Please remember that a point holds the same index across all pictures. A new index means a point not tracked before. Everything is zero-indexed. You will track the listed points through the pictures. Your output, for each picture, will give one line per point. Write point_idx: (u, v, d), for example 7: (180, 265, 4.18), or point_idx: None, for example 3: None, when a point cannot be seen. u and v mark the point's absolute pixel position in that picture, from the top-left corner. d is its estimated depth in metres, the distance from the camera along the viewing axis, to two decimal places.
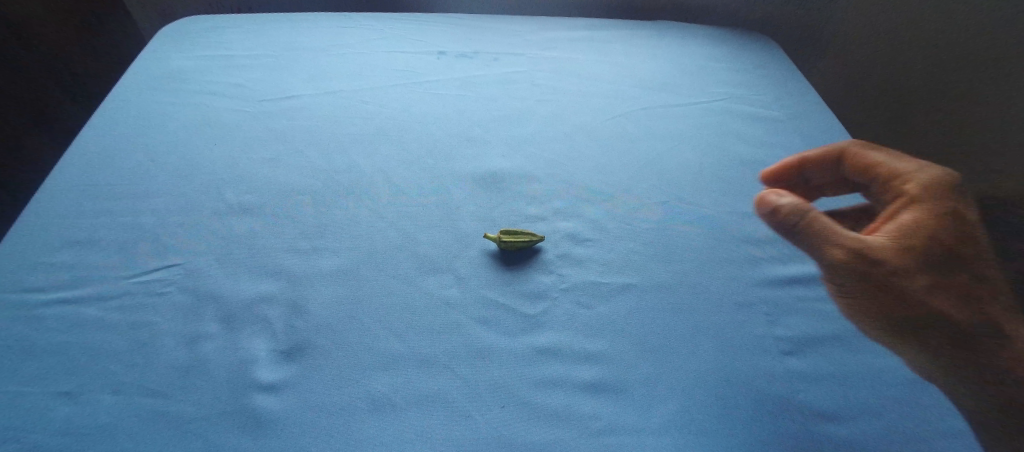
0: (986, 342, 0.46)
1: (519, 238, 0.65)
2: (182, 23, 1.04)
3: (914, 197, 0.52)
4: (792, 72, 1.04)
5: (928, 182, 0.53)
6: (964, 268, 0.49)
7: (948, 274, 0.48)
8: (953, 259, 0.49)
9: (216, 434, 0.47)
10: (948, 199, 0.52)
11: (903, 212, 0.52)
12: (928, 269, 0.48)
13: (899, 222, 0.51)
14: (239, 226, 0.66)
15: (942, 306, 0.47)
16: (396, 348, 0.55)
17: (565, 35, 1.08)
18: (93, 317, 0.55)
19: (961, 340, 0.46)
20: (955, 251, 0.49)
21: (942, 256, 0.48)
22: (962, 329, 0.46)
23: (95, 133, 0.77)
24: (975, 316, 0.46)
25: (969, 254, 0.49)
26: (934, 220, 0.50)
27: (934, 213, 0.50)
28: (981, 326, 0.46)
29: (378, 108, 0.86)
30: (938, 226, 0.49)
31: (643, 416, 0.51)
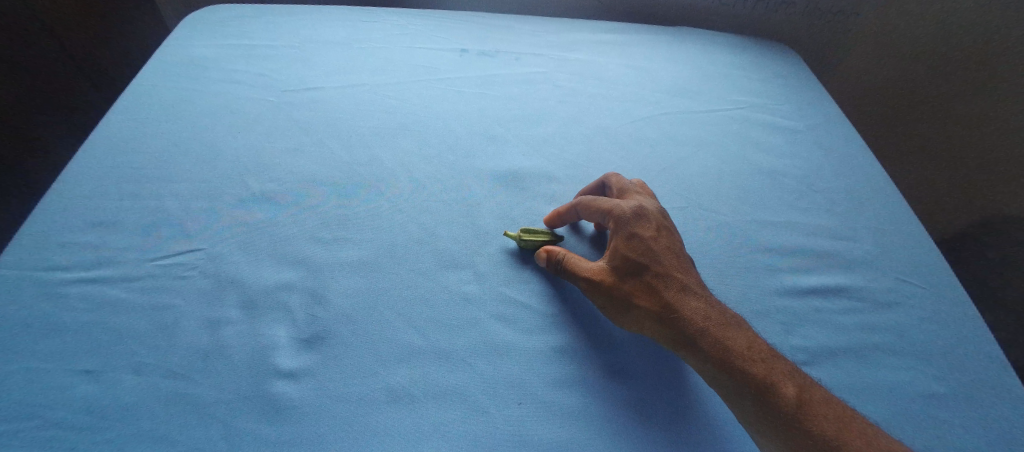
0: (733, 357, 0.51)
1: (537, 236, 0.66)
2: (208, 11, 1.05)
3: (627, 231, 0.59)
4: (812, 83, 1.04)
5: (628, 215, 0.60)
6: (692, 292, 0.56)
7: (670, 301, 0.55)
8: (665, 285, 0.56)
9: (236, 418, 0.48)
10: (648, 229, 0.59)
11: (634, 243, 0.58)
12: (645, 297, 0.56)
13: (622, 255, 0.58)
14: (261, 213, 0.67)
15: (685, 328, 0.54)
16: (415, 341, 0.55)
17: (587, 38, 1.08)
18: (117, 298, 0.56)
19: (716, 357, 0.51)
20: (675, 278, 0.57)
21: (666, 283, 0.56)
22: (703, 349, 0.52)
23: (120, 116, 0.78)
24: (718, 335, 0.53)
25: (687, 279, 0.57)
26: (656, 254, 0.58)
27: (655, 247, 0.58)
28: (721, 345, 0.52)
29: (401, 103, 0.87)
30: (632, 256, 0.57)
31: (655, 419, 0.51)
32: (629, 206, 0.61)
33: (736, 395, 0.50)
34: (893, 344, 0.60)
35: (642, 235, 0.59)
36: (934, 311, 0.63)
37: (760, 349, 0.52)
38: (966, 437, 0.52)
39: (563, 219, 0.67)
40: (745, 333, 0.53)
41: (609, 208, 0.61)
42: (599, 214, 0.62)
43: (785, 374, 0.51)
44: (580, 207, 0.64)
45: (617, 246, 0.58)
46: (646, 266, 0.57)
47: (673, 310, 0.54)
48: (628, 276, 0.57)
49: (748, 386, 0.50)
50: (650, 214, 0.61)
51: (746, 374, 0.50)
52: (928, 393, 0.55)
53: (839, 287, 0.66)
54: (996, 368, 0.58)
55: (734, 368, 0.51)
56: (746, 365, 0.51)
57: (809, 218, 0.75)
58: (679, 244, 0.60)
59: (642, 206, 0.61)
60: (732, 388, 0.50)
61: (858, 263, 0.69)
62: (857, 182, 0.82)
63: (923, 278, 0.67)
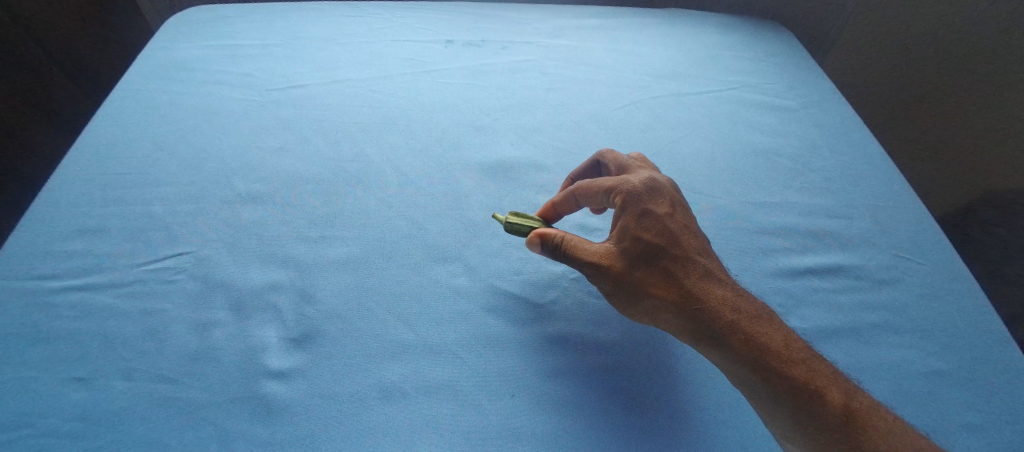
0: (763, 348, 0.48)
1: (528, 221, 0.62)
2: (190, 12, 1.04)
3: (640, 209, 0.55)
4: (805, 61, 1.02)
5: (640, 193, 0.56)
6: (715, 277, 0.52)
7: (690, 287, 0.52)
8: (686, 269, 0.53)
9: (226, 420, 0.47)
10: (664, 207, 0.56)
11: (649, 223, 0.54)
12: (663, 284, 0.52)
13: (636, 237, 0.54)
14: (248, 214, 0.66)
15: (708, 316, 0.50)
16: (406, 337, 0.54)
17: (575, 23, 1.07)
18: (105, 305, 0.55)
19: (745, 348, 0.48)
20: (694, 261, 0.53)
21: (686, 267, 0.53)
22: (729, 339, 0.49)
23: (104, 122, 0.77)
24: (745, 322, 0.49)
25: (707, 262, 0.54)
26: (674, 234, 0.54)
27: (672, 227, 0.54)
28: (749, 334, 0.48)
29: (386, 97, 0.86)
30: (647, 237, 0.54)
31: (658, 409, 0.50)
32: (641, 183, 0.57)
33: (767, 389, 0.47)
34: (892, 322, 0.59)
35: (656, 213, 0.55)
36: (933, 287, 0.63)
37: (789, 336, 0.49)
38: (967, 414, 0.51)
39: (558, 207, 0.62)
40: (772, 319, 0.50)
41: (617, 186, 0.57)
42: (604, 193, 0.58)
43: (818, 362, 0.48)
44: (578, 189, 0.60)
45: (629, 226, 0.54)
46: (664, 248, 0.53)
47: (694, 297, 0.51)
48: (642, 260, 0.53)
49: (781, 378, 0.46)
50: (663, 190, 0.57)
51: (779, 366, 0.47)
52: (928, 371, 0.55)
53: (836, 266, 0.65)
54: (997, 343, 0.57)
55: (765, 359, 0.47)
56: (780, 355, 0.47)
57: (804, 198, 0.74)
58: (695, 223, 0.57)
59: (654, 183, 0.57)
60: (764, 382, 0.47)
61: (855, 241, 0.68)
62: (853, 159, 0.80)
63: (922, 255, 0.66)
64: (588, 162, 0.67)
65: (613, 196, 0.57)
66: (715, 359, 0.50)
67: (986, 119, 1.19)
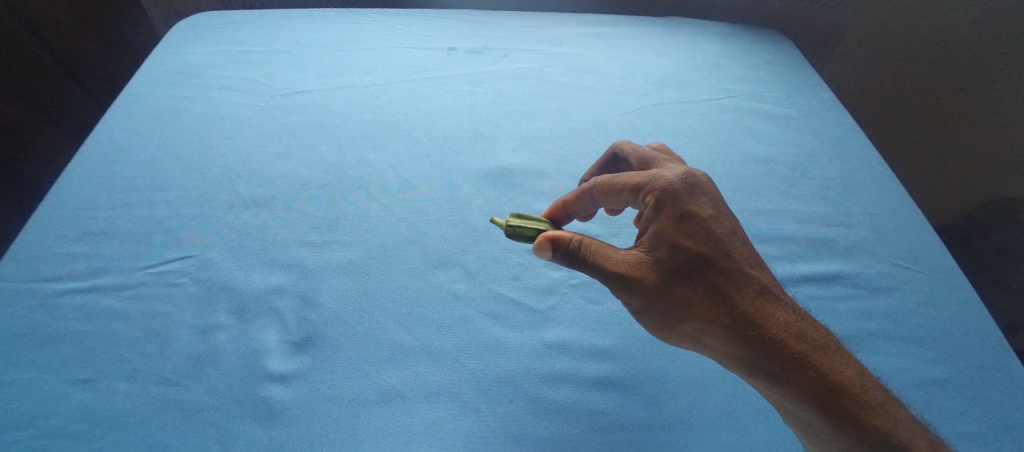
0: (820, 373, 0.44)
1: (530, 223, 0.59)
2: (196, 17, 1.05)
3: (679, 213, 0.50)
4: (804, 70, 1.03)
5: (678, 193, 0.50)
6: (762, 290, 0.49)
7: (736, 302, 0.48)
8: (735, 285, 0.48)
9: (227, 423, 0.48)
10: (705, 210, 0.50)
11: (691, 229, 0.49)
12: (706, 298, 0.48)
13: (676, 245, 0.49)
14: (252, 219, 0.67)
15: (755, 335, 0.47)
16: (405, 341, 0.55)
17: (576, 31, 1.08)
18: (110, 307, 0.56)
19: (798, 371, 0.45)
20: (741, 272, 0.49)
21: (731, 279, 0.49)
22: (781, 361, 0.45)
23: (111, 126, 0.78)
24: (796, 343, 0.46)
25: (754, 273, 0.50)
26: (718, 243, 0.49)
27: (716, 234, 0.50)
28: (802, 355, 0.45)
29: (388, 103, 0.87)
30: (688, 245, 0.49)
31: (661, 418, 0.51)
32: (679, 180, 0.51)
33: (821, 416, 0.44)
34: (889, 330, 0.59)
35: (698, 218, 0.50)
36: (931, 295, 0.63)
37: (843, 356, 0.46)
38: (963, 421, 0.51)
39: (570, 206, 0.58)
40: (825, 337, 0.47)
41: (650, 184, 0.51)
42: (634, 191, 0.52)
43: (875, 385, 0.44)
44: (598, 186, 0.54)
45: (665, 232, 0.49)
46: (709, 259, 0.49)
47: (741, 314, 0.48)
48: (682, 270, 0.49)
49: (842, 406, 0.43)
50: (702, 188, 0.52)
51: (835, 393, 0.44)
52: (924, 379, 0.55)
53: (833, 274, 0.65)
54: (995, 351, 0.57)
55: (821, 384, 0.44)
56: (836, 380, 0.44)
57: (803, 206, 0.74)
58: (739, 226, 0.52)
59: (693, 179, 0.52)
60: (818, 409, 0.44)
61: (853, 249, 0.68)
62: (851, 168, 0.81)
63: (919, 263, 0.67)
64: (605, 156, 0.66)
65: (646, 195, 0.51)
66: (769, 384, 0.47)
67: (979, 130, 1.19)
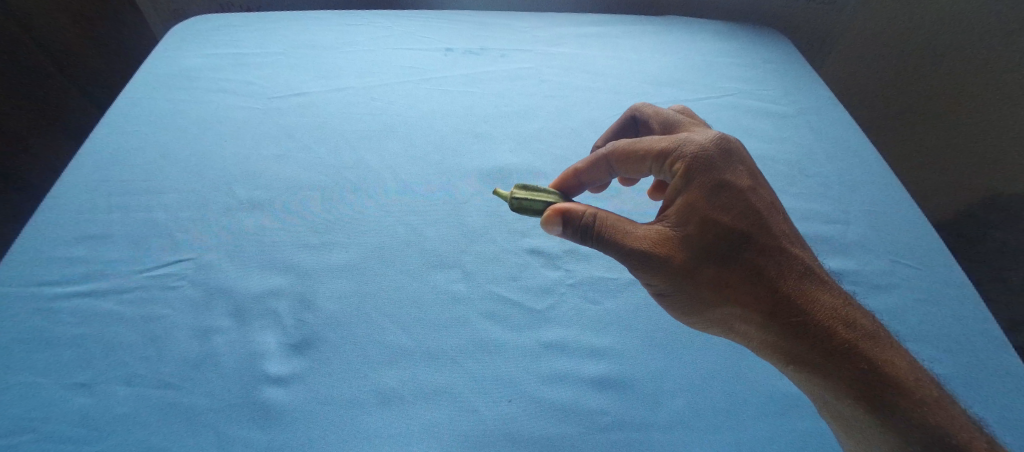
0: (867, 361, 0.43)
1: (538, 196, 0.60)
2: (193, 21, 1.05)
3: (714, 185, 0.49)
4: (802, 68, 1.03)
5: (711, 163, 0.50)
6: (802, 270, 0.48)
7: (772, 281, 0.47)
8: (773, 263, 0.48)
9: (226, 426, 0.48)
10: (740, 183, 0.50)
11: (726, 202, 0.49)
12: (741, 277, 0.48)
13: (709, 218, 0.48)
14: (249, 221, 0.67)
15: (792, 315, 0.46)
16: (403, 342, 0.55)
17: (574, 31, 1.08)
18: (108, 311, 0.56)
19: (837, 353, 0.44)
20: (779, 250, 0.49)
21: (768, 257, 0.48)
22: (823, 345, 0.45)
23: (108, 129, 0.78)
24: (836, 324, 0.45)
25: (792, 252, 0.49)
26: (755, 218, 0.49)
27: (751, 208, 0.49)
28: (842, 338, 0.44)
29: (386, 105, 0.87)
30: (721, 219, 0.48)
31: (663, 416, 0.51)
32: (711, 148, 0.50)
33: (863, 406, 0.43)
34: (888, 327, 0.59)
35: (733, 191, 0.49)
36: (930, 292, 0.63)
37: (885, 340, 0.45)
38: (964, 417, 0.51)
39: (584, 174, 0.58)
40: (867, 321, 0.46)
41: (679, 152, 0.51)
42: (661, 160, 0.52)
43: (920, 372, 0.43)
44: (619, 152, 0.55)
45: (697, 204, 0.49)
46: (745, 235, 0.48)
47: (777, 293, 0.47)
48: (715, 245, 0.48)
49: (889, 397, 0.41)
50: (734, 158, 0.51)
51: (878, 377, 0.42)
52: None
53: (832, 272, 0.65)
54: (995, 348, 0.57)
55: (862, 370, 0.43)
56: (881, 367, 0.42)
57: (801, 203, 0.74)
58: (774, 202, 0.52)
59: (726, 148, 0.51)
60: (859, 395, 0.43)
61: (852, 247, 0.68)
62: (849, 165, 0.81)
63: (919, 260, 0.66)
64: (623, 117, 0.68)
65: (674, 163, 0.51)
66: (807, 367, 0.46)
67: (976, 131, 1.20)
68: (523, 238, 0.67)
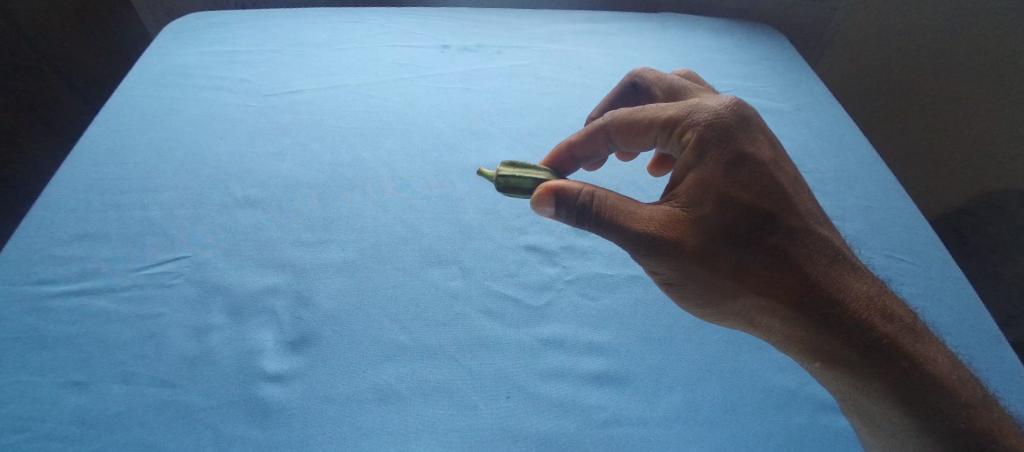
0: (890, 346, 0.43)
1: (527, 173, 0.59)
2: (187, 18, 1.04)
3: (731, 159, 0.46)
4: (798, 64, 1.03)
5: (726, 134, 0.47)
6: (824, 252, 0.46)
7: (797, 265, 0.45)
8: (794, 244, 0.46)
9: (224, 424, 0.48)
10: (761, 155, 0.47)
11: (744, 178, 0.46)
12: (765, 261, 0.46)
13: (729, 196, 0.46)
14: (246, 220, 0.66)
15: (815, 300, 0.45)
16: (401, 339, 0.55)
17: (570, 28, 1.08)
18: (103, 309, 0.56)
19: (859, 339, 0.43)
20: (800, 229, 0.47)
21: (790, 238, 0.46)
22: (846, 330, 0.44)
23: (102, 128, 0.77)
24: (859, 309, 0.44)
25: (817, 232, 0.47)
26: (775, 194, 0.47)
27: (771, 183, 0.47)
28: (870, 324, 0.43)
29: (383, 102, 0.87)
30: (741, 196, 0.46)
31: (663, 411, 0.51)
32: (728, 117, 0.48)
33: (887, 391, 0.42)
34: None
35: (752, 166, 0.47)
36: (925, 286, 0.63)
37: (907, 321, 0.44)
38: None
39: (577, 146, 0.58)
40: (895, 305, 0.45)
41: (690, 121, 0.48)
42: (669, 129, 0.50)
43: (946, 358, 0.43)
44: (618, 121, 0.53)
45: (712, 181, 0.46)
46: (765, 214, 0.46)
47: (798, 275, 0.45)
48: (733, 227, 0.46)
49: (911, 381, 0.42)
50: (752, 128, 0.48)
51: (900, 362, 0.42)
52: None
53: None
54: (989, 342, 0.58)
55: (892, 357, 0.42)
56: (912, 356, 0.42)
57: None
58: (794, 176, 0.49)
59: (743, 117, 0.48)
60: (882, 380, 0.42)
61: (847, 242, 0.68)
62: (844, 161, 0.81)
63: (914, 255, 0.67)
64: (622, 84, 0.68)
65: (686, 134, 0.48)
66: (829, 351, 0.45)
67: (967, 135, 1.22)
68: (520, 235, 0.67)
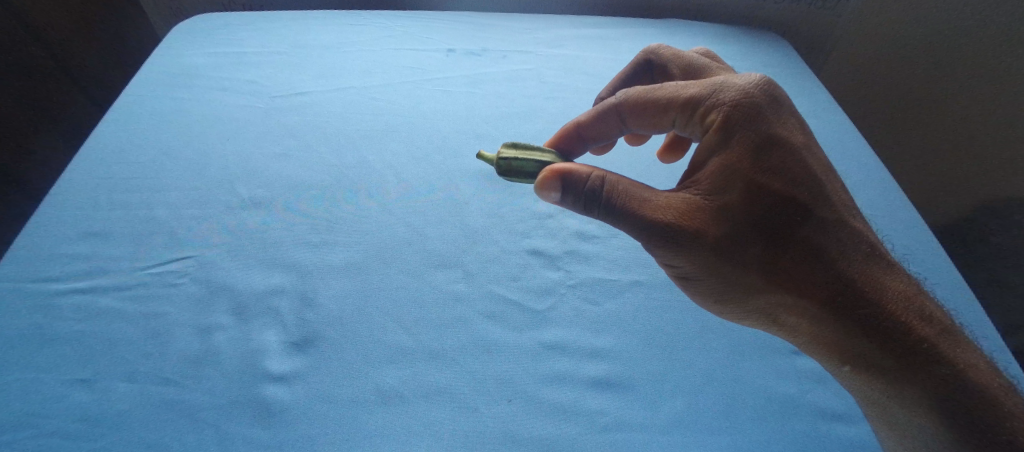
0: (918, 340, 0.43)
1: (531, 154, 0.60)
2: (196, 19, 1.05)
3: (759, 144, 0.46)
4: (802, 71, 1.04)
5: (753, 116, 0.47)
6: (855, 243, 0.46)
7: (826, 257, 0.45)
8: (824, 236, 0.46)
9: (227, 423, 0.48)
10: (789, 141, 0.47)
11: (772, 164, 0.46)
12: (794, 253, 0.46)
13: (755, 183, 0.46)
14: (251, 220, 0.67)
15: (845, 294, 0.45)
16: (404, 342, 0.55)
17: (575, 34, 1.08)
18: (109, 308, 0.56)
19: (887, 332, 0.43)
20: (830, 221, 0.46)
21: (821, 229, 0.46)
22: (875, 325, 0.44)
23: (110, 127, 0.78)
24: (889, 303, 0.44)
25: (847, 223, 0.47)
26: (804, 183, 0.47)
27: (799, 170, 0.47)
28: (900, 319, 0.43)
29: (388, 105, 0.87)
30: (769, 184, 0.46)
31: (664, 417, 0.51)
32: (754, 98, 0.48)
33: (914, 384, 0.43)
34: None
35: (780, 151, 0.47)
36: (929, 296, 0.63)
37: (935, 314, 0.44)
38: None
39: (585, 125, 0.59)
40: (927, 301, 0.45)
41: (714, 101, 0.48)
42: (690, 109, 0.50)
43: (975, 352, 0.43)
44: (632, 100, 0.54)
45: (740, 167, 0.46)
46: (794, 204, 0.46)
47: (829, 268, 0.45)
48: (761, 217, 0.46)
49: (941, 376, 0.42)
50: (780, 112, 0.48)
51: (928, 357, 0.42)
52: None
53: None
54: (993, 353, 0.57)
55: (922, 350, 0.42)
56: (941, 348, 0.42)
57: None
58: (824, 166, 0.49)
59: (769, 98, 0.48)
60: (909, 375, 0.43)
61: None
62: (848, 169, 0.81)
63: (917, 263, 0.67)
64: (635, 61, 0.71)
65: (709, 116, 0.48)
66: (856, 346, 0.45)
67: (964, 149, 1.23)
68: (523, 238, 0.68)
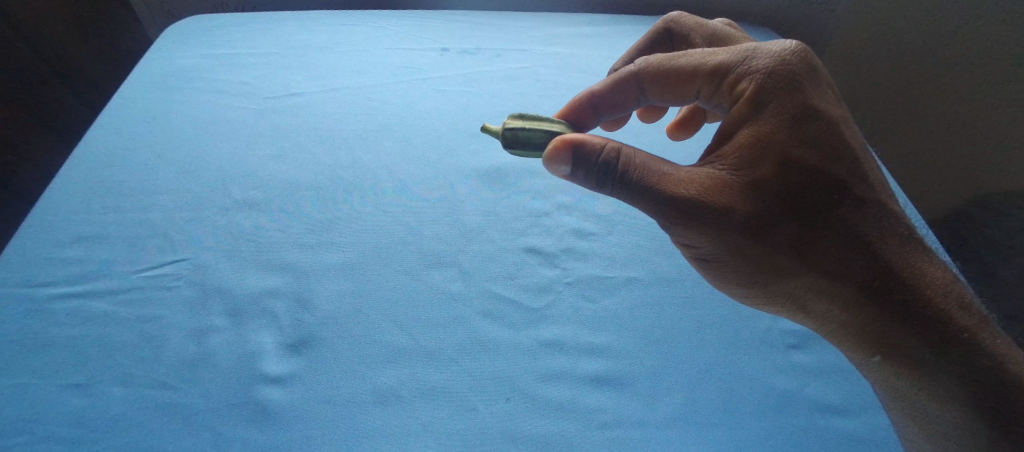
0: (949, 325, 0.43)
1: (539, 124, 0.60)
2: (188, 20, 1.04)
3: (795, 118, 0.46)
4: None
5: (789, 88, 0.46)
6: (890, 224, 0.46)
7: (861, 236, 0.45)
8: (859, 216, 0.46)
9: (224, 426, 0.48)
10: (826, 114, 0.47)
11: (805, 139, 0.46)
12: (828, 233, 0.45)
13: (788, 157, 0.45)
14: (246, 222, 0.67)
15: (876, 274, 0.45)
16: (401, 342, 0.55)
17: (570, 31, 1.08)
18: (103, 312, 0.56)
19: (919, 316, 0.44)
20: (865, 201, 0.46)
21: (855, 209, 0.46)
22: (908, 307, 0.44)
23: (102, 130, 0.77)
24: (923, 286, 0.44)
25: (884, 203, 0.47)
26: (837, 161, 0.46)
27: (833, 148, 0.46)
28: (937, 304, 0.44)
29: (383, 104, 0.87)
30: (802, 160, 0.45)
31: (664, 411, 0.51)
32: (791, 66, 0.47)
33: (942, 368, 0.43)
34: None
35: (815, 126, 0.46)
36: None
37: (968, 300, 0.45)
38: None
39: (601, 95, 0.60)
40: (960, 287, 0.45)
41: (745, 69, 0.48)
42: (719, 78, 0.50)
43: (1000, 338, 0.44)
44: (652, 69, 0.54)
45: (773, 142, 0.45)
46: (827, 183, 0.46)
47: (862, 248, 0.45)
48: (792, 195, 0.45)
49: (969, 361, 0.43)
50: (817, 86, 0.48)
51: (959, 342, 0.43)
52: None
53: None
54: None
55: (952, 335, 0.43)
56: (974, 335, 0.43)
57: None
58: (859, 145, 0.49)
59: (807, 68, 0.48)
60: (939, 359, 0.43)
61: None
62: None
63: None
64: (654, 31, 0.71)
65: (740, 84, 0.48)
66: (886, 327, 0.45)
67: (964, 141, 1.21)
68: (519, 236, 0.68)
